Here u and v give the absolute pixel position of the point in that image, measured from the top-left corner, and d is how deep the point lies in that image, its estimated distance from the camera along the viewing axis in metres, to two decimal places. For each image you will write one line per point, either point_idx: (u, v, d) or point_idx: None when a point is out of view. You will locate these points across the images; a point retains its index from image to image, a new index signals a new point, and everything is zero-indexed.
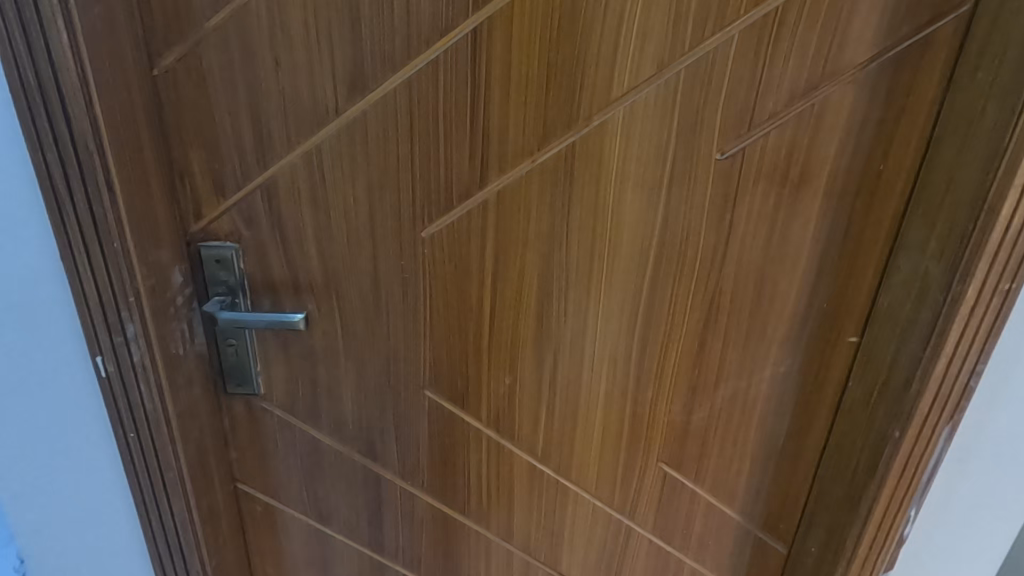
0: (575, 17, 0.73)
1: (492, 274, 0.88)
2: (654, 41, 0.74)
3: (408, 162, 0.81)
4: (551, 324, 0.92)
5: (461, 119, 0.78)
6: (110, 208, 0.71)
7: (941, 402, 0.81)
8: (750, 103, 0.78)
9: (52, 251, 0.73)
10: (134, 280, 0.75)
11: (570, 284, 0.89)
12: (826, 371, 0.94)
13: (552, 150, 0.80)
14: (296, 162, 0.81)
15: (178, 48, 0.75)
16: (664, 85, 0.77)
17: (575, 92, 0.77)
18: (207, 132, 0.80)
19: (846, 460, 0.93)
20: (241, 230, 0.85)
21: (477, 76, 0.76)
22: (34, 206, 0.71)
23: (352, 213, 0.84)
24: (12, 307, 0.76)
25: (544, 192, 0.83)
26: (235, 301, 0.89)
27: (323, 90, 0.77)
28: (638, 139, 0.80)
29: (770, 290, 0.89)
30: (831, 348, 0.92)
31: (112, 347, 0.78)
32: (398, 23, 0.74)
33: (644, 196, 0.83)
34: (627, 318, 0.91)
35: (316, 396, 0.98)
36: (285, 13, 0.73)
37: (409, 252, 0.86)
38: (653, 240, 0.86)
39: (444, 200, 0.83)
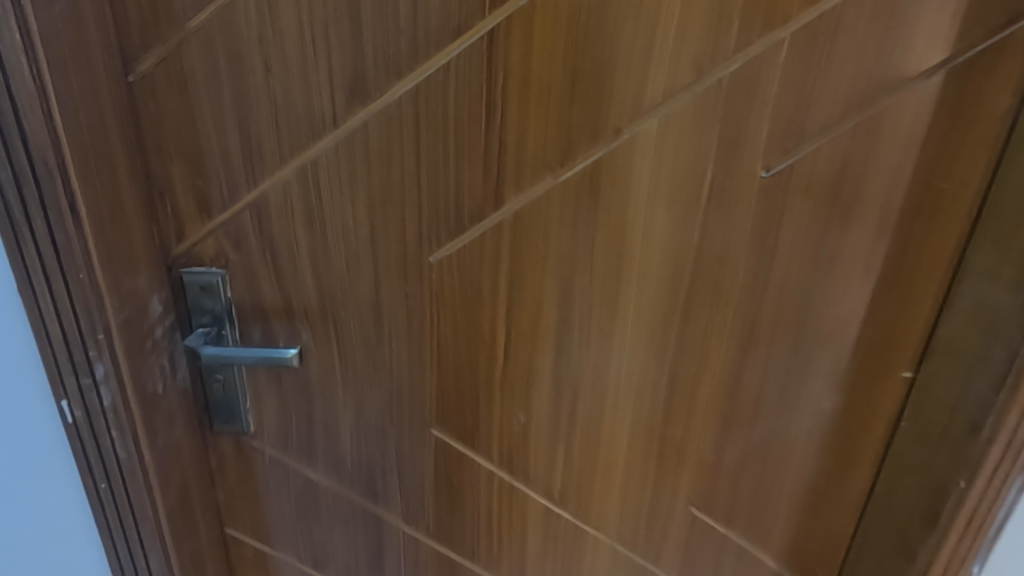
0: (604, 17, 0.65)
1: (507, 302, 0.79)
2: (693, 44, 0.66)
3: (414, 179, 0.72)
4: (571, 356, 0.83)
5: (473, 133, 0.70)
6: (75, 234, 0.63)
7: (1015, 450, 0.71)
8: (800, 114, 0.69)
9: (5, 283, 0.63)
10: (104, 315, 0.67)
11: (594, 313, 0.80)
12: (875, 407, 0.85)
13: (576, 166, 0.71)
14: (289, 178, 0.72)
15: (157, 50, 0.67)
16: (703, 94, 0.68)
17: (603, 101, 0.68)
18: (190, 144, 0.71)
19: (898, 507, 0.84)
20: (227, 253, 0.77)
21: (491, 84, 0.67)
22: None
23: (352, 235, 0.75)
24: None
25: (565, 212, 0.74)
26: (221, 332, 0.80)
27: (319, 99, 0.68)
28: (673, 153, 0.71)
29: (816, 319, 0.80)
30: (882, 383, 0.84)
31: (79, 391, 0.69)
32: (404, 24, 0.65)
33: (679, 217, 0.74)
34: (656, 349, 0.82)
35: (311, 434, 0.89)
36: (277, 11, 0.65)
37: (414, 277, 0.78)
38: (686, 264, 0.77)
39: (455, 222, 0.74)
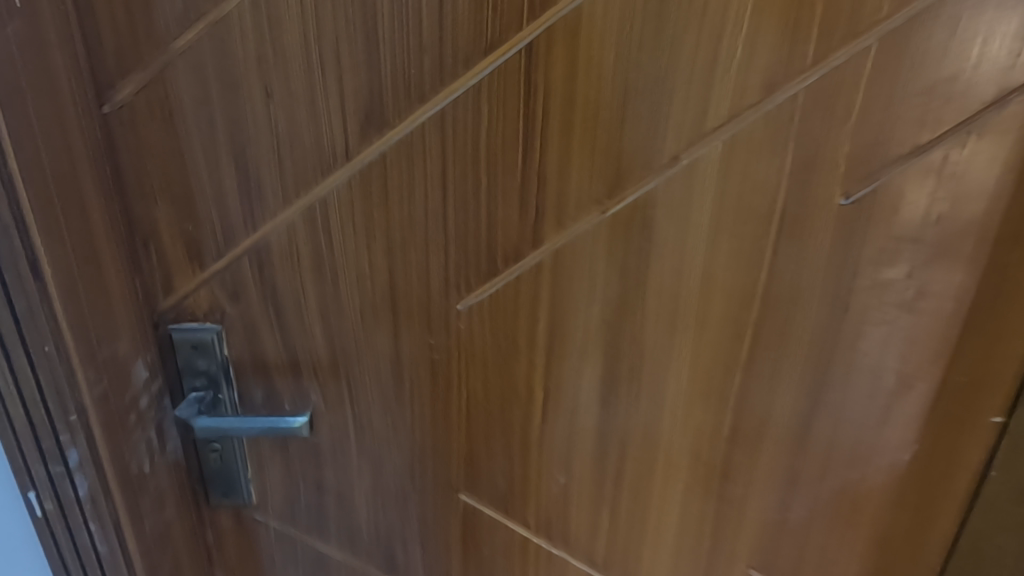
0: (661, 26, 0.55)
1: (546, 352, 0.69)
2: (763, 56, 0.56)
3: (439, 218, 0.62)
4: (617, 411, 0.73)
5: (508, 163, 0.60)
6: (39, 299, 0.52)
7: None
8: (886, 131, 0.58)
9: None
10: (78, 393, 0.57)
11: (645, 361, 0.70)
12: (955, 470, 0.69)
13: (626, 198, 0.62)
14: (294, 221, 0.62)
15: (137, 76, 0.57)
16: (775, 112, 0.58)
17: (658, 123, 0.59)
18: (178, 184, 0.61)
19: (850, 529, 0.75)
20: (223, 307, 0.66)
21: (529, 107, 0.58)
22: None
23: (367, 283, 0.65)
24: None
25: (613, 250, 0.64)
26: (217, 395, 0.70)
27: (328, 128, 0.58)
28: (740, 180, 0.61)
29: (903, 373, 0.68)
30: (966, 444, 0.68)
31: (49, 480, 0.58)
32: (428, 39, 0.55)
33: (744, 253, 0.65)
34: (715, 400, 0.72)
35: (321, 504, 0.78)
36: (277, 27, 0.55)
37: (439, 327, 0.68)
38: (751, 305, 0.67)
39: (487, 265, 0.65)
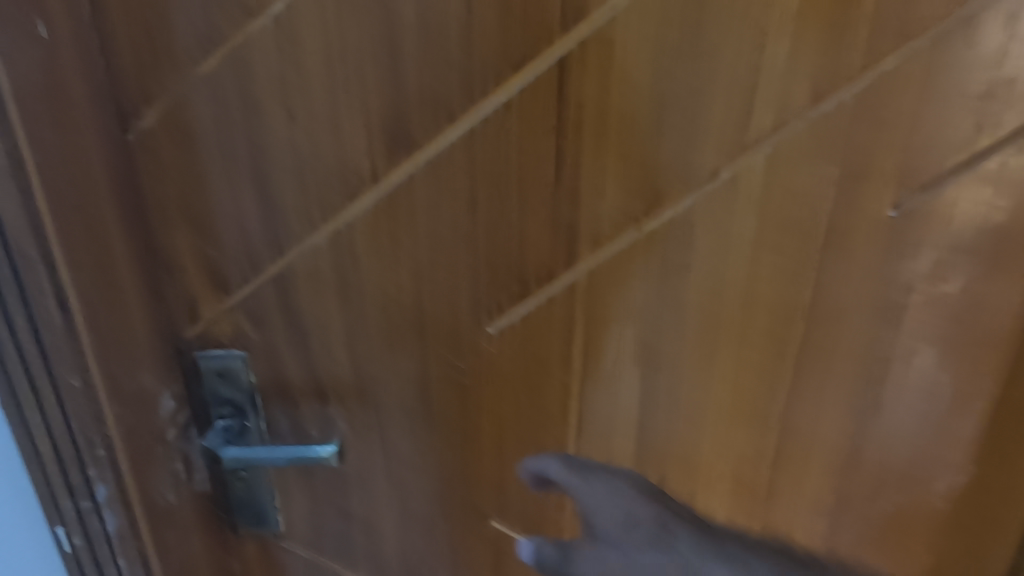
0: (699, 36, 0.52)
1: (580, 375, 0.66)
2: (809, 63, 0.53)
3: (468, 239, 0.60)
4: (655, 434, 0.69)
5: (540, 181, 0.58)
6: (65, 333, 0.53)
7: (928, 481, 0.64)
8: (939, 140, 0.53)
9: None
10: (103, 428, 0.56)
11: (685, 383, 0.66)
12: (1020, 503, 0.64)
13: (664, 215, 0.59)
14: (320, 245, 0.60)
15: (158, 102, 0.55)
16: (823, 121, 0.55)
17: (697, 136, 0.56)
18: (200, 210, 0.59)
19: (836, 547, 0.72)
20: (247, 333, 0.65)
21: (562, 123, 0.55)
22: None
23: (394, 306, 0.63)
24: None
25: (650, 268, 0.61)
26: (245, 424, 0.68)
27: (353, 150, 0.57)
28: (784, 193, 0.58)
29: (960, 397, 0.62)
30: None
31: (77, 516, 0.59)
32: (455, 55, 0.53)
33: (788, 269, 0.61)
34: (756, 423, 0.68)
35: (349, 532, 0.76)
36: (300, 48, 0.53)
37: (469, 351, 0.65)
38: (797, 323, 0.63)
39: (518, 286, 0.62)
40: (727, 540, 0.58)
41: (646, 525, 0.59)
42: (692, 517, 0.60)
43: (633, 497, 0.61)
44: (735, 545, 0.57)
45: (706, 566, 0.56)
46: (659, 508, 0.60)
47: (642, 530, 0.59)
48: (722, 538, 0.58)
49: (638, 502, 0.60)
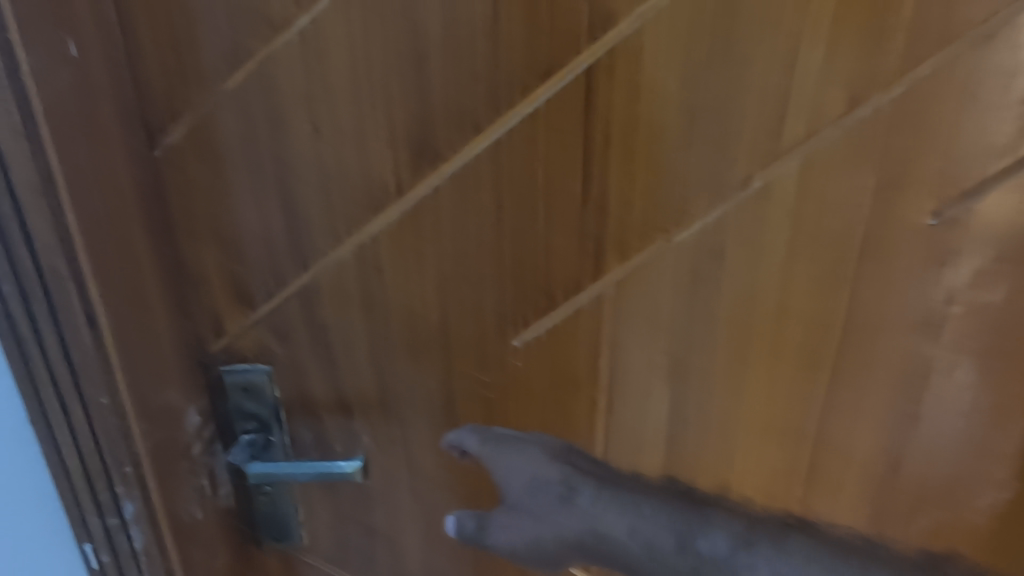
0: (731, 42, 0.51)
1: (607, 388, 0.65)
2: (845, 69, 0.51)
3: (494, 252, 0.59)
4: (684, 449, 0.68)
5: (566, 193, 0.57)
6: (94, 350, 0.52)
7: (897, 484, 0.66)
8: (979, 144, 0.52)
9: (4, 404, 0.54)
10: (131, 445, 0.56)
11: (715, 397, 0.65)
12: None
13: (694, 225, 0.57)
14: (345, 259, 0.60)
15: (185, 119, 0.56)
16: (860, 127, 0.53)
17: (728, 145, 0.54)
18: (226, 225, 0.59)
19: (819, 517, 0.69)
20: (272, 347, 0.64)
21: (590, 134, 0.55)
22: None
23: (419, 319, 0.63)
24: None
25: (680, 280, 0.60)
26: (269, 438, 0.68)
27: (378, 163, 0.56)
28: (819, 202, 0.56)
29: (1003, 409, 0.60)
30: None
31: (105, 533, 0.59)
32: (482, 67, 0.53)
33: (823, 280, 0.59)
34: (788, 439, 0.66)
35: (373, 548, 0.75)
36: (326, 63, 0.53)
37: (494, 364, 0.64)
38: (832, 336, 0.61)
39: (544, 298, 0.61)
40: (619, 481, 0.63)
41: (555, 488, 0.62)
42: (599, 473, 0.64)
43: (546, 461, 0.64)
44: (630, 485, 0.63)
45: (608, 517, 0.61)
46: (565, 464, 0.64)
47: (552, 494, 0.63)
48: (614, 479, 0.64)
49: (549, 466, 0.63)
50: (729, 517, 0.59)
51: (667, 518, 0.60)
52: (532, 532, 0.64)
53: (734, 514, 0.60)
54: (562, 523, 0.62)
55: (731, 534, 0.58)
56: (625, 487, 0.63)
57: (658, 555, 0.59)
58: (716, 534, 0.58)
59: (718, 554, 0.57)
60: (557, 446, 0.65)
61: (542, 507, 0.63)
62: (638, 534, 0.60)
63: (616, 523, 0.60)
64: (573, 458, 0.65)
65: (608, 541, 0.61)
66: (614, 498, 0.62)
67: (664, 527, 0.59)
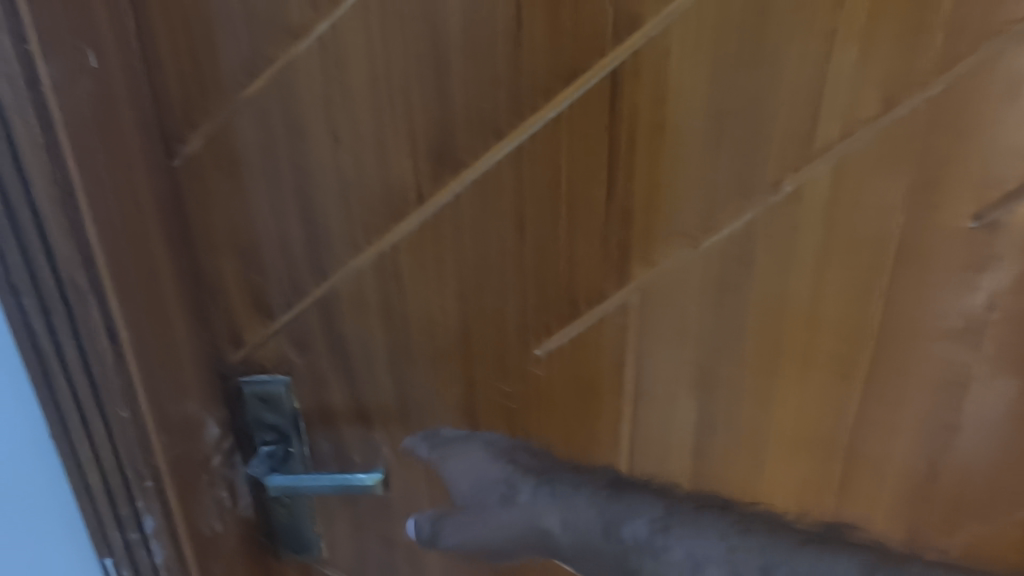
0: (761, 42, 0.49)
1: (632, 398, 0.63)
2: (879, 68, 0.50)
3: (516, 259, 0.58)
4: (711, 460, 0.66)
5: (590, 198, 0.55)
6: (113, 365, 0.51)
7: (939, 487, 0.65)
8: (1013, 146, 0.51)
9: (27, 420, 0.54)
10: (151, 459, 0.55)
11: (744, 407, 0.63)
12: None
13: (722, 231, 0.56)
14: (364, 268, 0.59)
15: (203, 128, 0.55)
16: (895, 128, 0.51)
17: (758, 148, 0.53)
18: (244, 235, 0.59)
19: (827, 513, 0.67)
20: (291, 357, 0.64)
21: (614, 139, 0.53)
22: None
23: (439, 329, 0.62)
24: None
25: (708, 288, 0.58)
26: (288, 450, 0.67)
27: (398, 171, 0.55)
28: (852, 205, 0.54)
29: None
30: None
31: (125, 548, 0.58)
32: (504, 72, 0.51)
33: (857, 286, 0.57)
34: (821, 450, 0.64)
35: (393, 560, 0.74)
36: (345, 70, 0.52)
37: (516, 374, 0.63)
38: (866, 343, 0.59)
39: (568, 307, 0.60)
40: (555, 468, 0.59)
41: (497, 488, 0.58)
42: (543, 465, 0.60)
43: (491, 460, 0.61)
44: (567, 477, 0.56)
45: (546, 510, 0.54)
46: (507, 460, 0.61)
47: (494, 495, 0.58)
48: (552, 465, 0.59)
49: (492, 466, 0.60)
50: (654, 499, 0.52)
51: (597, 506, 0.52)
52: (477, 535, 0.58)
53: (658, 499, 0.52)
54: (504, 519, 0.56)
55: (651, 518, 0.51)
56: (562, 477, 0.57)
57: (589, 543, 0.51)
58: (641, 515, 0.51)
59: (639, 537, 0.50)
60: (502, 442, 0.63)
61: (484, 504, 0.58)
62: (570, 525, 0.52)
63: (550, 517, 0.53)
64: (517, 455, 0.62)
65: (547, 534, 0.53)
66: (554, 494, 0.54)
67: (593, 520, 0.51)
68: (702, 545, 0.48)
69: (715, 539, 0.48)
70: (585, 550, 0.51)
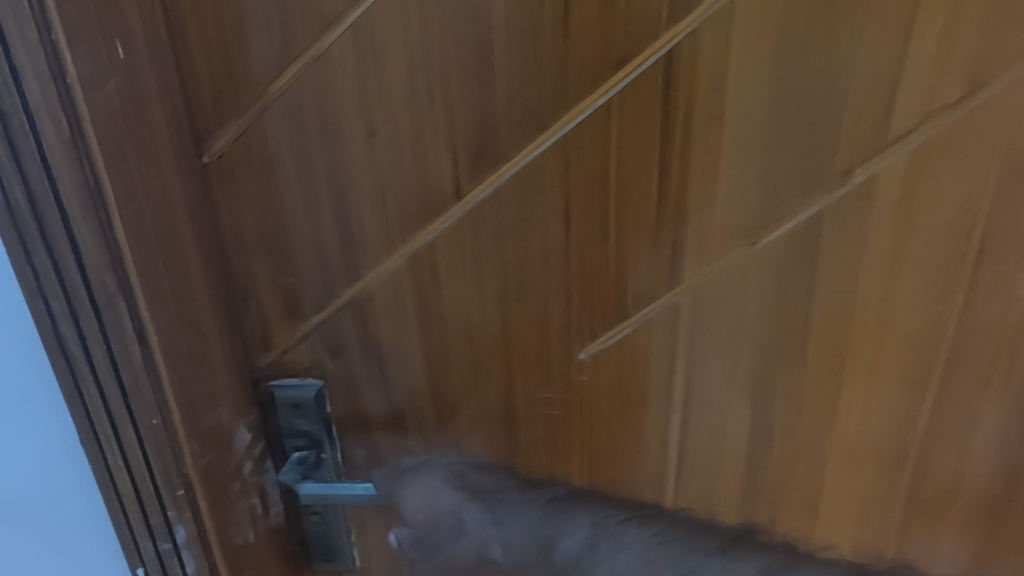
0: (833, 18, 0.45)
1: (681, 405, 0.60)
2: (965, 45, 0.45)
3: (559, 258, 0.55)
4: (766, 471, 0.62)
5: (640, 193, 0.52)
6: (144, 370, 0.49)
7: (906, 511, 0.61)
8: None
9: (58, 422, 0.53)
10: (182, 467, 0.53)
11: (804, 415, 0.59)
12: None
13: (783, 226, 0.52)
14: (399, 269, 0.56)
15: (233, 124, 0.52)
16: (981, 111, 0.47)
17: (826, 135, 0.48)
18: (276, 235, 0.56)
19: (768, 532, 0.64)
20: (324, 362, 0.61)
21: (667, 129, 0.49)
22: (12, 337, 0.50)
23: (477, 331, 0.59)
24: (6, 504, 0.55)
25: (767, 288, 0.54)
26: (321, 456, 0.65)
27: (436, 166, 0.52)
28: (930, 197, 0.49)
29: None
30: None
31: (158, 558, 0.56)
32: (549, 58, 0.48)
33: (933, 285, 0.52)
34: (887, 463, 0.59)
35: None
36: (381, 60, 0.49)
37: (558, 379, 0.60)
38: (941, 347, 0.54)
39: (614, 308, 0.56)
40: (506, 505, 0.64)
41: (449, 519, 0.64)
42: (493, 491, 0.64)
43: (444, 489, 0.64)
44: (513, 496, 0.64)
45: (491, 538, 0.65)
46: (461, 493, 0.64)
47: (447, 525, 0.65)
48: (503, 493, 0.64)
49: (443, 492, 0.64)
50: (586, 513, 0.64)
51: (532, 525, 0.64)
52: (440, 563, 0.67)
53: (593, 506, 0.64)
54: (458, 551, 0.65)
55: (585, 532, 0.63)
56: (511, 508, 0.64)
57: (526, 559, 0.64)
58: (571, 534, 0.63)
59: (571, 555, 0.63)
60: (454, 465, 0.65)
61: (438, 539, 0.66)
62: (512, 546, 0.64)
63: (495, 545, 0.65)
64: (467, 477, 0.64)
65: (491, 560, 0.65)
66: (499, 520, 0.64)
67: (530, 539, 0.64)
68: (623, 556, 0.63)
69: (631, 553, 0.63)
70: (526, 565, 0.65)
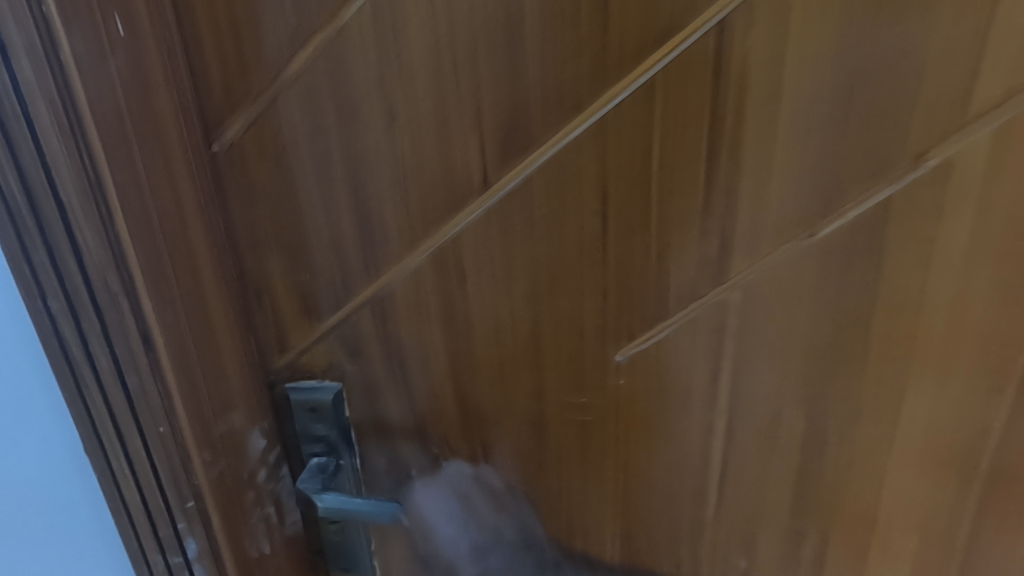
0: None
1: (726, 412, 0.55)
2: None
3: (594, 253, 0.50)
4: (819, 484, 0.56)
5: (684, 181, 0.47)
6: (151, 375, 0.46)
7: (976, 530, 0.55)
8: None
9: (61, 430, 0.50)
10: (193, 477, 0.50)
11: (863, 423, 0.53)
12: None
13: (846, 216, 0.47)
14: (422, 266, 0.52)
15: (244, 111, 0.49)
16: None
17: (899, 114, 0.43)
18: (291, 230, 0.53)
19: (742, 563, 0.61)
20: (343, 364, 0.58)
21: (716, 110, 0.45)
22: (14, 340, 0.47)
23: (504, 332, 0.54)
24: (13, 512, 0.53)
25: (827, 283, 0.49)
26: (339, 463, 0.61)
27: (461, 154, 0.48)
28: (1017, 182, 0.44)
29: None
30: None
31: (168, 568, 0.54)
32: (587, 33, 0.43)
33: (1016, 281, 0.47)
34: (958, 477, 0.54)
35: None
36: (402, 38, 0.45)
37: (592, 383, 0.55)
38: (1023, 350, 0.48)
39: (655, 307, 0.52)
40: (500, 543, 0.64)
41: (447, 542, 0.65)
42: (491, 522, 0.63)
43: (447, 510, 0.63)
44: (507, 535, 0.64)
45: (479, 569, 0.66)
46: (463, 516, 0.63)
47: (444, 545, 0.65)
48: (500, 531, 0.64)
49: (446, 515, 0.64)
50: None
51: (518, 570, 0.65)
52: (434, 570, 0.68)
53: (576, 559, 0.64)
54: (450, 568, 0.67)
55: None
56: (503, 547, 0.64)
57: None
58: None
59: None
60: (465, 484, 0.62)
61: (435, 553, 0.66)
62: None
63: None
64: (472, 502, 0.63)
65: None
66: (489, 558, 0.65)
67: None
68: None
69: None
70: None
